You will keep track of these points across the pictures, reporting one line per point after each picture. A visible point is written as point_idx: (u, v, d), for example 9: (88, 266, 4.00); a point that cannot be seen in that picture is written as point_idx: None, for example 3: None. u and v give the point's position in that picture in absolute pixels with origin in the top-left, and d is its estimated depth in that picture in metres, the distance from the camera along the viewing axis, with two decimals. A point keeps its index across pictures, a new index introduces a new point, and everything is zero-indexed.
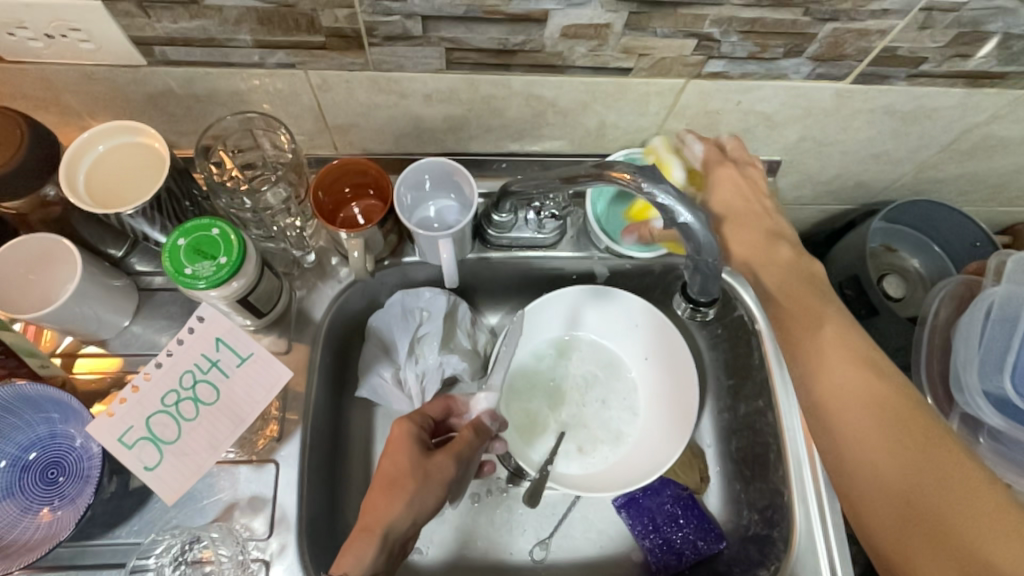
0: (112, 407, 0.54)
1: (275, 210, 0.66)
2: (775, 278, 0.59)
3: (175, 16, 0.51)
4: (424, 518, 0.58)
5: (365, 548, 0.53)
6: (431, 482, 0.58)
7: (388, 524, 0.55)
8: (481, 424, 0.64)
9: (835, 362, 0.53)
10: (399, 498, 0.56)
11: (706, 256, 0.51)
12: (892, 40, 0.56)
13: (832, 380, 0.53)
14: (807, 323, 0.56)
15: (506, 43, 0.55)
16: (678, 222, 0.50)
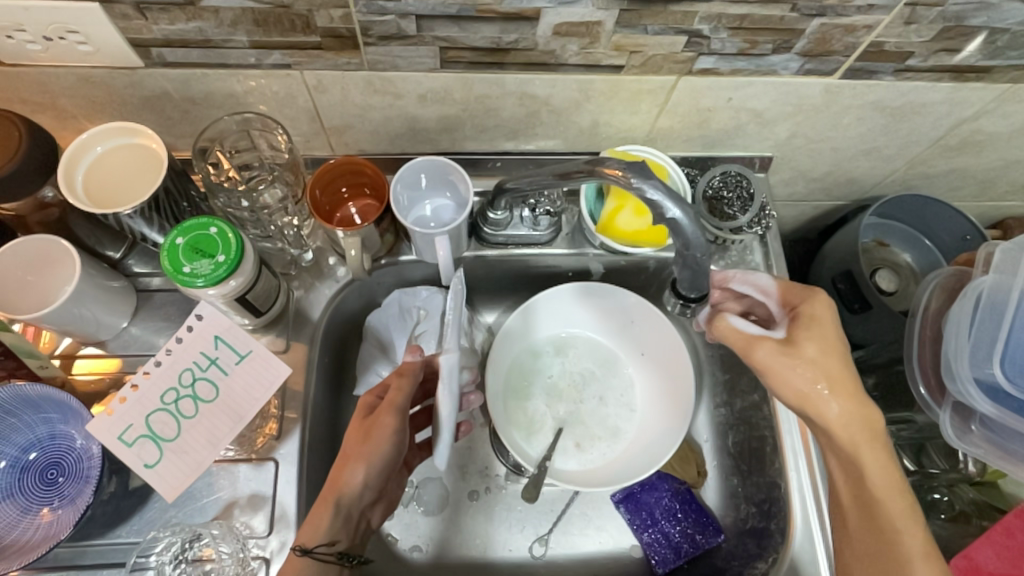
0: (112, 406, 0.55)
1: (272, 209, 0.67)
2: (840, 408, 0.54)
3: (172, 17, 0.52)
4: (376, 480, 0.58)
5: (317, 516, 0.55)
6: (373, 440, 0.57)
7: (339, 490, 0.56)
8: (407, 366, 0.60)
9: (884, 492, 0.53)
10: (343, 466, 0.57)
11: (693, 252, 0.53)
12: (878, 35, 0.57)
13: (890, 512, 0.53)
14: (863, 451, 0.54)
15: (500, 41, 0.56)
16: (666, 217, 0.51)
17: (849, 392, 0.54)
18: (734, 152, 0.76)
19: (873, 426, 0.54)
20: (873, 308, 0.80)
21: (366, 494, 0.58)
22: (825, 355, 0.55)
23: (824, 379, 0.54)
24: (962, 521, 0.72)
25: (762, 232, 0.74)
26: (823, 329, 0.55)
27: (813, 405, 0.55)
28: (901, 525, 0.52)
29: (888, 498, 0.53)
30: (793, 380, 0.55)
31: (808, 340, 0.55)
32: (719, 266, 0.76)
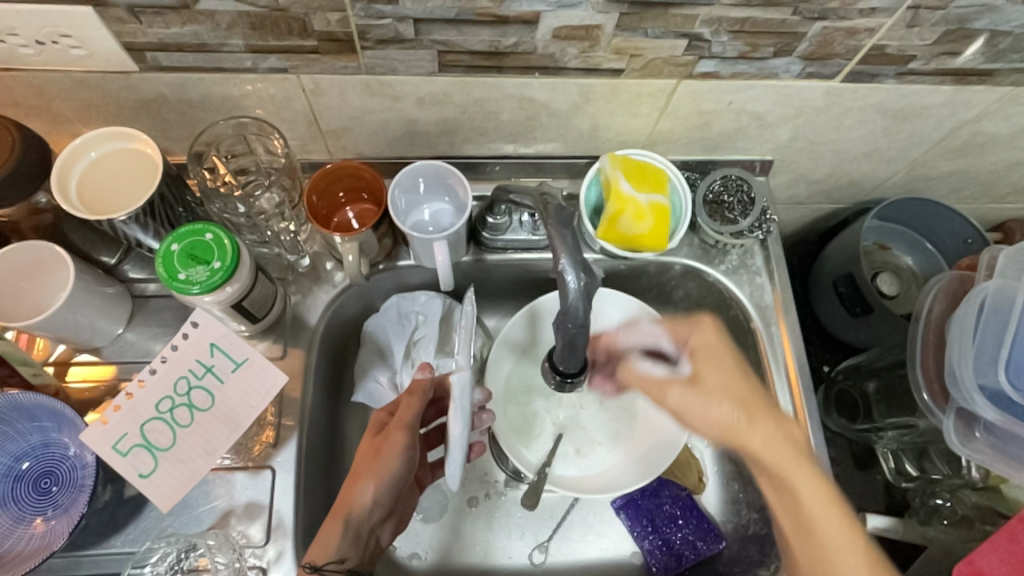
0: (105, 415, 0.54)
1: (269, 214, 0.66)
2: (757, 434, 0.57)
3: (167, 21, 0.51)
4: (388, 499, 0.59)
5: (327, 533, 0.55)
6: (383, 457, 0.59)
7: (349, 506, 0.56)
8: (416, 384, 0.61)
9: (819, 514, 0.54)
10: (354, 484, 0.58)
11: (570, 322, 0.44)
12: (880, 38, 0.57)
13: (820, 529, 0.54)
14: (788, 469, 0.56)
15: (499, 45, 0.55)
16: (560, 275, 0.43)
17: (762, 405, 0.59)
18: (734, 155, 0.75)
19: (787, 440, 0.57)
20: (875, 311, 0.80)
21: (375, 512, 0.59)
22: (736, 381, 0.60)
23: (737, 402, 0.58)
24: (964, 526, 0.73)
25: (763, 237, 0.73)
26: (723, 356, 0.61)
27: (735, 437, 0.58)
28: (836, 544, 0.53)
29: (811, 505, 0.55)
30: (712, 414, 0.58)
31: (717, 367, 0.60)
32: (721, 271, 0.75)
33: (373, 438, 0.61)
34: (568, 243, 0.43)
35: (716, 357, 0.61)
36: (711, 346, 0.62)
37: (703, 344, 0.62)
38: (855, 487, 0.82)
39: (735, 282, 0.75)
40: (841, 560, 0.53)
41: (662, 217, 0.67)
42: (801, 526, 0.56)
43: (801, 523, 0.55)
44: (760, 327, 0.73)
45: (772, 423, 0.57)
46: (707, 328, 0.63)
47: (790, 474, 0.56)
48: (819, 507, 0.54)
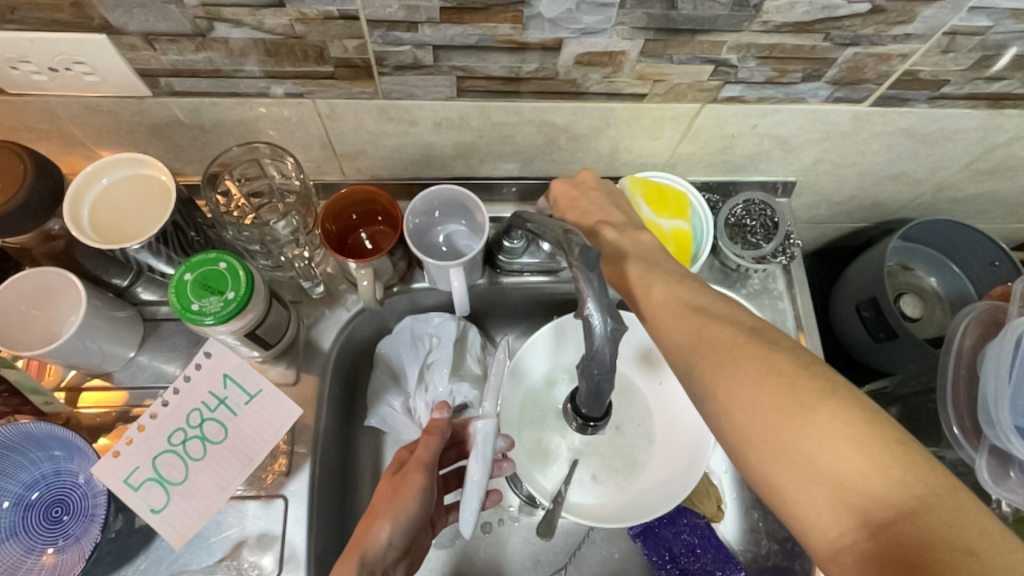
0: (117, 448, 0.53)
1: (283, 241, 0.64)
2: (711, 342, 0.46)
3: (181, 48, 0.50)
4: (404, 543, 0.54)
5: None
6: (401, 497, 0.55)
7: (361, 548, 0.51)
8: (434, 423, 0.59)
9: (782, 447, 0.41)
10: (369, 524, 0.53)
11: (594, 367, 0.42)
12: (913, 64, 0.55)
13: (754, 436, 0.42)
14: (712, 379, 0.44)
15: (519, 71, 0.54)
16: (584, 316, 0.41)
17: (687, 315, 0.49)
18: (757, 177, 0.74)
19: (735, 347, 0.45)
20: (899, 337, 0.77)
21: (390, 556, 0.53)
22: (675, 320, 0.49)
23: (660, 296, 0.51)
24: None
25: (787, 262, 0.71)
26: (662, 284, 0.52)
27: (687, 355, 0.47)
28: (782, 470, 0.40)
29: (758, 430, 0.42)
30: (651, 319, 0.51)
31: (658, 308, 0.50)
32: (742, 294, 0.73)
33: (390, 478, 0.57)
34: (596, 286, 0.41)
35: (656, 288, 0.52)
36: (645, 279, 0.53)
37: (587, 202, 0.61)
38: None
39: (756, 306, 0.73)
40: (797, 499, 0.40)
41: (682, 242, 0.67)
42: (760, 467, 0.42)
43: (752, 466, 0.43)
44: None
45: (727, 333, 0.46)
46: (589, 183, 0.62)
47: (794, 433, 0.40)
48: (755, 420, 0.42)
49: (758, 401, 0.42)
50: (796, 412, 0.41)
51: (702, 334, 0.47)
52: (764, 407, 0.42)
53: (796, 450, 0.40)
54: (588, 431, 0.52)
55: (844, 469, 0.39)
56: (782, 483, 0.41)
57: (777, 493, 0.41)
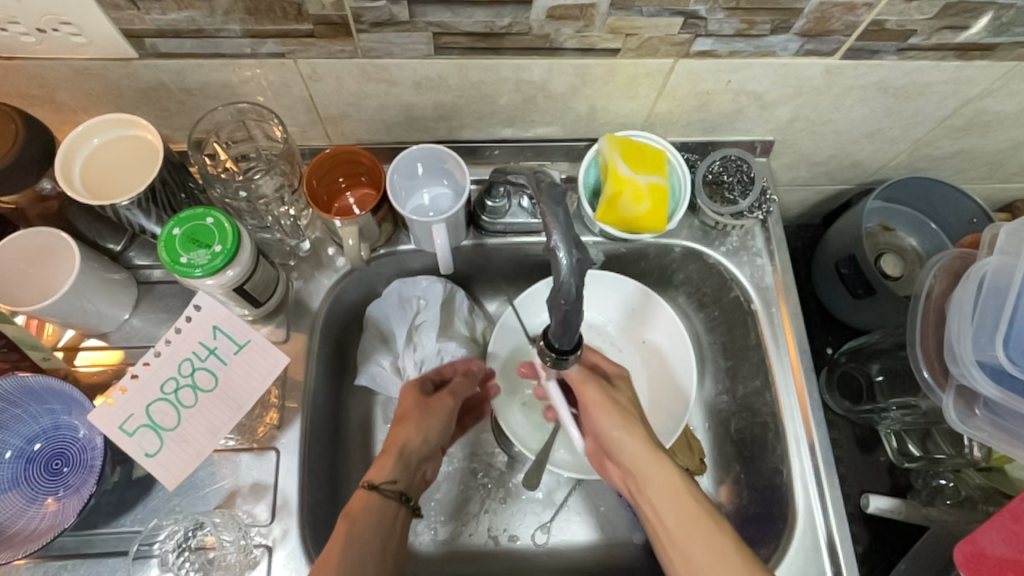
0: (112, 396, 0.56)
1: (269, 199, 0.67)
2: (665, 481, 0.58)
3: (164, 7, 0.51)
4: (434, 439, 0.68)
5: (385, 458, 0.64)
6: (431, 411, 0.68)
7: (401, 441, 0.65)
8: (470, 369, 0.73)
9: (679, 525, 0.56)
10: (409, 422, 0.67)
11: (561, 299, 0.46)
12: (878, 13, 0.56)
13: (663, 500, 0.57)
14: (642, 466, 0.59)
15: (493, 26, 0.55)
16: (551, 253, 0.44)
17: (639, 433, 0.60)
18: (734, 136, 0.75)
19: (668, 473, 0.58)
20: (877, 292, 0.80)
21: (424, 448, 0.67)
22: (642, 459, 0.59)
23: (615, 420, 0.61)
24: (967, 506, 0.75)
25: (764, 217, 0.73)
26: (624, 408, 0.62)
27: (641, 472, 0.59)
28: (669, 506, 0.57)
29: (672, 504, 0.57)
30: (622, 440, 0.60)
31: (609, 422, 0.61)
32: (722, 252, 0.75)
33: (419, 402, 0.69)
34: (561, 221, 0.45)
35: (625, 416, 0.62)
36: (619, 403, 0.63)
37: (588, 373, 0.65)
38: (857, 469, 0.83)
39: (735, 264, 0.75)
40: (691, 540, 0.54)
41: (660, 197, 0.67)
42: (674, 542, 0.55)
43: (668, 538, 0.56)
44: (761, 308, 0.73)
45: (670, 477, 0.58)
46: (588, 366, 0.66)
47: (687, 522, 0.55)
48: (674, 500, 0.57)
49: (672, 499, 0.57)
50: (699, 508, 0.56)
51: (651, 465, 0.59)
52: (678, 487, 0.57)
53: (679, 538, 0.55)
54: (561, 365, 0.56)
55: (708, 552, 0.53)
56: (672, 508, 0.56)
57: (677, 543, 0.55)
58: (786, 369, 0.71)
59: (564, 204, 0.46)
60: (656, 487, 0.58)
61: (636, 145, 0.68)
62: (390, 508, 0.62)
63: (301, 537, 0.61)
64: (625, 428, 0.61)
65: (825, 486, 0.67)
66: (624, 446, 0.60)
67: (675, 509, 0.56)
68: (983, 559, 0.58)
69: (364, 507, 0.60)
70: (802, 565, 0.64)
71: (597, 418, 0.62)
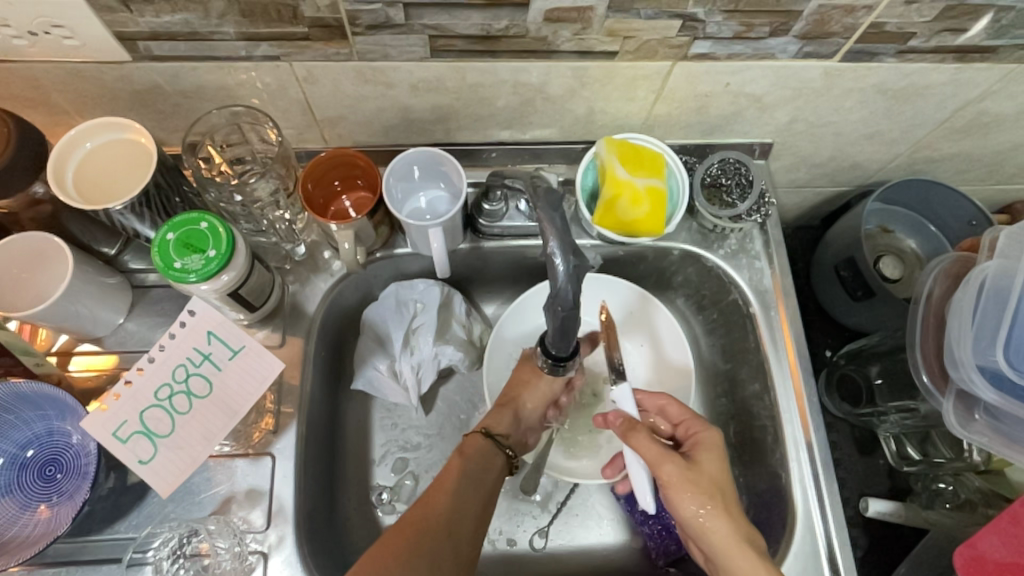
0: (106, 402, 0.55)
1: (264, 203, 0.66)
2: (754, 568, 0.54)
3: (157, 9, 0.51)
4: (541, 406, 0.71)
5: (501, 411, 0.68)
6: (543, 374, 0.71)
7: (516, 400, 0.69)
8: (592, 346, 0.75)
9: None
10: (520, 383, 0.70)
11: (559, 305, 0.45)
12: (878, 16, 0.56)
13: None
14: (733, 555, 0.55)
15: (490, 29, 0.55)
16: (549, 259, 0.44)
17: (726, 519, 0.57)
18: (732, 138, 0.75)
19: (758, 564, 0.54)
20: (876, 295, 0.80)
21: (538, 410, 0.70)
22: (726, 549, 0.56)
23: (707, 504, 0.57)
24: (967, 509, 0.74)
25: (762, 220, 0.73)
26: (716, 500, 0.58)
27: (734, 556, 0.55)
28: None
29: None
30: (712, 522, 0.57)
31: (691, 504, 0.58)
32: (720, 255, 0.75)
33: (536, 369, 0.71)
34: (558, 226, 0.44)
35: (716, 499, 0.58)
36: (712, 482, 0.59)
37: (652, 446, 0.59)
38: (857, 473, 0.83)
39: (734, 266, 0.74)
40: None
41: (659, 200, 0.67)
42: None
43: None
44: (759, 311, 0.73)
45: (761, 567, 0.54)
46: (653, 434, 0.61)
47: None
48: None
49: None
50: None
51: (735, 550, 0.55)
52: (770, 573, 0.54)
53: None
54: (559, 370, 0.55)
55: None
56: None
57: None
58: (784, 373, 0.71)
59: (562, 208, 0.46)
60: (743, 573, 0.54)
61: (632, 147, 0.68)
62: (495, 457, 0.64)
63: (297, 543, 0.61)
64: (713, 513, 0.57)
65: (823, 491, 0.66)
66: (713, 536, 0.57)
67: None
68: (982, 563, 0.58)
69: (476, 452, 0.64)
70: (801, 570, 0.64)
71: (680, 503, 0.58)
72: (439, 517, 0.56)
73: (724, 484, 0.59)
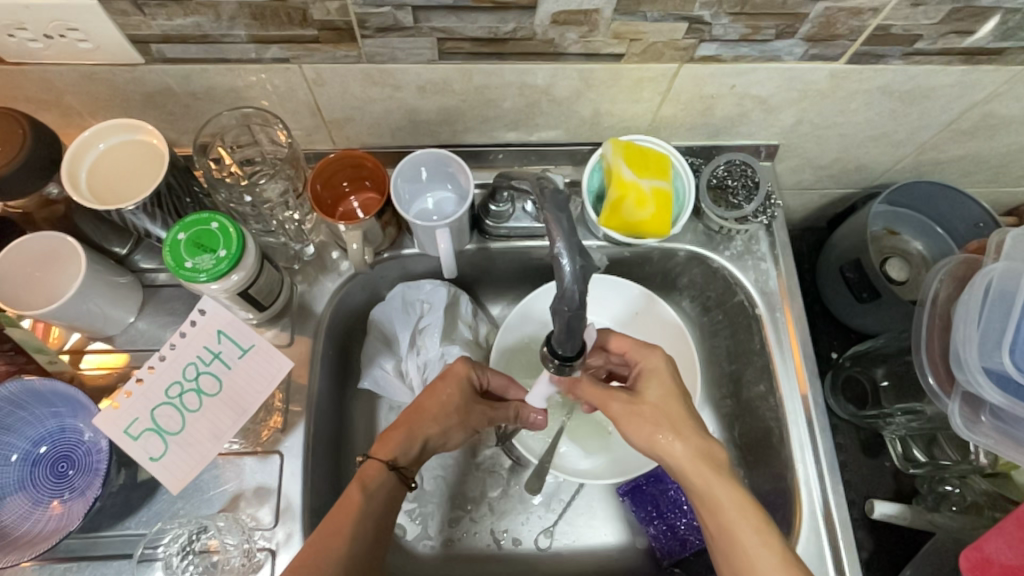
0: (117, 399, 0.56)
1: (274, 203, 0.67)
2: (719, 485, 0.55)
3: (169, 13, 0.52)
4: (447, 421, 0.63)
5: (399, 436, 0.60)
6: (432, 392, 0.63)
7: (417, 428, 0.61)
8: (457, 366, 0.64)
9: (732, 518, 0.53)
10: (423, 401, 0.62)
11: (565, 305, 0.46)
12: (884, 18, 0.56)
13: (718, 507, 0.54)
14: (691, 477, 0.56)
15: (498, 31, 0.55)
16: (555, 260, 0.44)
17: (681, 440, 0.57)
18: (738, 140, 0.75)
19: (714, 482, 0.55)
20: (882, 297, 0.80)
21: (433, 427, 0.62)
22: (685, 468, 0.56)
23: (655, 427, 0.58)
24: (973, 512, 0.75)
25: (768, 222, 0.73)
26: (665, 420, 0.58)
27: (698, 476, 0.56)
28: (726, 510, 0.54)
29: (730, 515, 0.53)
30: (671, 447, 0.57)
31: (638, 430, 0.59)
32: (726, 256, 0.75)
33: (467, 401, 0.64)
34: (565, 227, 0.44)
35: (670, 423, 0.58)
36: (671, 407, 0.59)
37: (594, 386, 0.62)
38: (862, 474, 0.83)
39: (740, 268, 0.75)
40: (752, 546, 0.52)
41: (664, 201, 0.67)
42: (737, 556, 0.52)
43: (727, 550, 0.53)
44: (765, 313, 0.73)
45: (720, 485, 0.55)
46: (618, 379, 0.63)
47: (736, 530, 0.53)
48: (738, 508, 0.54)
49: (726, 496, 0.54)
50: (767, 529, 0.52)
51: (692, 470, 0.56)
52: (730, 489, 0.54)
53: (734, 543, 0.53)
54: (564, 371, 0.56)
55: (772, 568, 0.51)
56: (734, 523, 0.53)
57: (734, 552, 0.53)
58: (790, 374, 0.71)
59: (569, 209, 0.46)
60: (706, 490, 0.55)
61: (637, 148, 0.68)
62: (391, 490, 0.58)
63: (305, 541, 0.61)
64: (663, 436, 0.58)
65: (829, 492, 0.66)
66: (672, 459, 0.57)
67: (728, 510, 0.54)
68: (988, 566, 0.58)
69: (377, 484, 0.57)
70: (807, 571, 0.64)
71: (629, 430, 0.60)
72: (338, 550, 0.52)
73: (677, 406, 0.59)
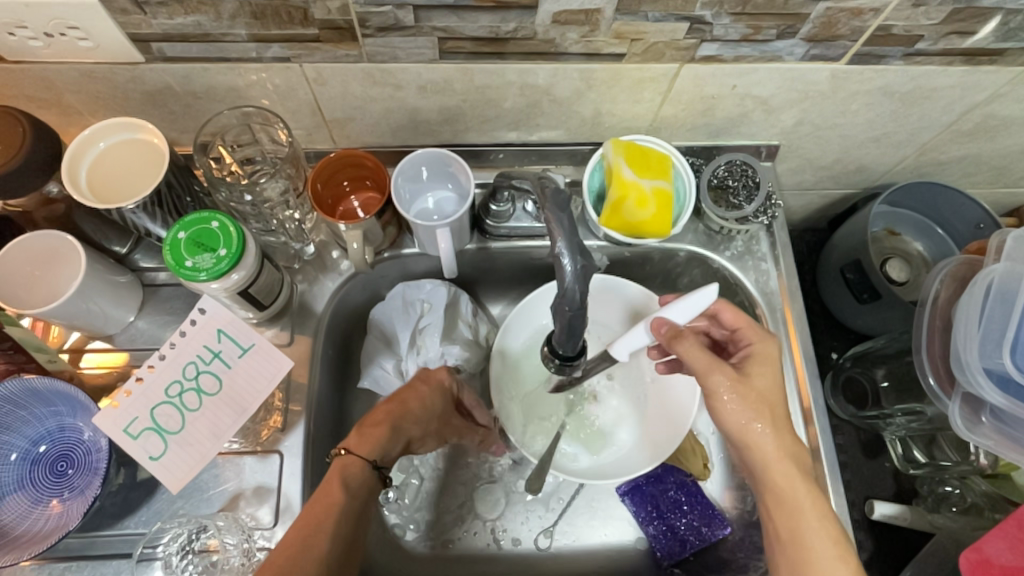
0: (117, 398, 0.56)
1: (274, 202, 0.67)
2: (803, 486, 0.55)
3: (170, 12, 0.52)
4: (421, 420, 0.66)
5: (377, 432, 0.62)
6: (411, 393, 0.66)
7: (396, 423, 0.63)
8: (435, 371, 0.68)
9: (808, 519, 0.54)
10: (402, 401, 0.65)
11: (566, 303, 0.46)
12: (885, 19, 0.56)
13: (796, 505, 0.54)
14: (774, 471, 0.55)
15: (499, 31, 0.55)
16: (556, 260, 0.44)
17: (777, 436, 0.55)
18: (738, 141, 0.75)
19: (797, 482, 0.55)
20: (883, 298, 0.80)
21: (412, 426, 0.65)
22: (772, 463, 0.55)
23: (760, 416, 0.55)
24: (973, 513, 0.76)
25: (769, 222, 0.73)
26: (763, 411, 0.56)
27: (782, 474, 0.55)
28: (803, 508, 0.54)
29: (805, 517, 0.54)
30: (765, 439, 0.55)
31: (736, 415, 0.56)
32: (726, 256, 0.75)
33: (444, 404, 0.68)
34: (565, 227, 0.44)
35: (771, 416, 0.56)
36: (774, 400, 0.56)
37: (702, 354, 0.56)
38: (861, 475, 0.83)
39: (740, 268, 0.75)
40: (824, 557, 0.52)
41: (664, 201, 0.67)
42: (800, 556, 0.53)
43: (791, 549, 0.54)
44: (765, 313, 0.73)
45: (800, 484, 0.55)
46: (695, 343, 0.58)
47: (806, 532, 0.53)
48: (814, 513, 0.54)
49: (804, 497, 0.54)
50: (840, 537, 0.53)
51: (779, 467, 0.55)
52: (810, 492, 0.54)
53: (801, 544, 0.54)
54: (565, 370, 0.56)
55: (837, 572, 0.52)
56: (806, 525, 0.54)
57: (800, 553, 0.53)
58: (790, 374, 0.71)
59: (569, 208, 0.46)
60: (785, 488, 0.55)
61: (638, 148, 0.68)
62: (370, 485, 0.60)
63: None
64: (766, 426, 0.55)
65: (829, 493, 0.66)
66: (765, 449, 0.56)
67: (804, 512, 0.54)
68: (988, 567, 0.58)
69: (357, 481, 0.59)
70: None
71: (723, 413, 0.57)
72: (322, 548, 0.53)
73: (776, 399, 0.56)
